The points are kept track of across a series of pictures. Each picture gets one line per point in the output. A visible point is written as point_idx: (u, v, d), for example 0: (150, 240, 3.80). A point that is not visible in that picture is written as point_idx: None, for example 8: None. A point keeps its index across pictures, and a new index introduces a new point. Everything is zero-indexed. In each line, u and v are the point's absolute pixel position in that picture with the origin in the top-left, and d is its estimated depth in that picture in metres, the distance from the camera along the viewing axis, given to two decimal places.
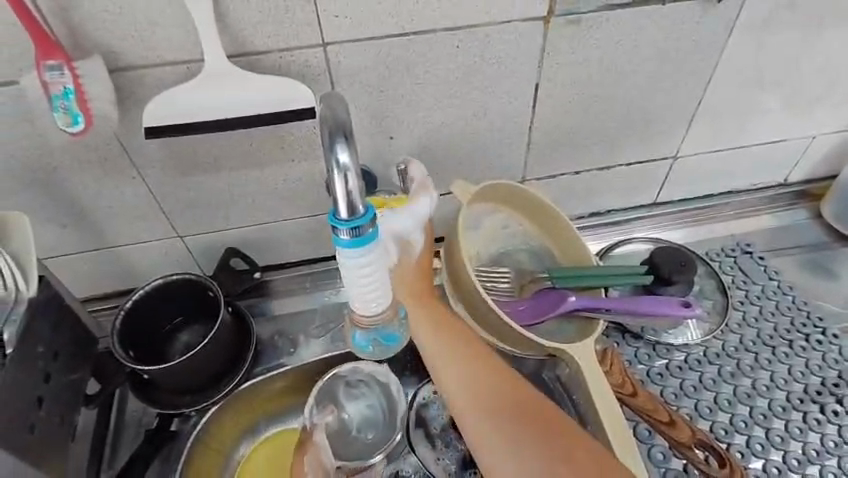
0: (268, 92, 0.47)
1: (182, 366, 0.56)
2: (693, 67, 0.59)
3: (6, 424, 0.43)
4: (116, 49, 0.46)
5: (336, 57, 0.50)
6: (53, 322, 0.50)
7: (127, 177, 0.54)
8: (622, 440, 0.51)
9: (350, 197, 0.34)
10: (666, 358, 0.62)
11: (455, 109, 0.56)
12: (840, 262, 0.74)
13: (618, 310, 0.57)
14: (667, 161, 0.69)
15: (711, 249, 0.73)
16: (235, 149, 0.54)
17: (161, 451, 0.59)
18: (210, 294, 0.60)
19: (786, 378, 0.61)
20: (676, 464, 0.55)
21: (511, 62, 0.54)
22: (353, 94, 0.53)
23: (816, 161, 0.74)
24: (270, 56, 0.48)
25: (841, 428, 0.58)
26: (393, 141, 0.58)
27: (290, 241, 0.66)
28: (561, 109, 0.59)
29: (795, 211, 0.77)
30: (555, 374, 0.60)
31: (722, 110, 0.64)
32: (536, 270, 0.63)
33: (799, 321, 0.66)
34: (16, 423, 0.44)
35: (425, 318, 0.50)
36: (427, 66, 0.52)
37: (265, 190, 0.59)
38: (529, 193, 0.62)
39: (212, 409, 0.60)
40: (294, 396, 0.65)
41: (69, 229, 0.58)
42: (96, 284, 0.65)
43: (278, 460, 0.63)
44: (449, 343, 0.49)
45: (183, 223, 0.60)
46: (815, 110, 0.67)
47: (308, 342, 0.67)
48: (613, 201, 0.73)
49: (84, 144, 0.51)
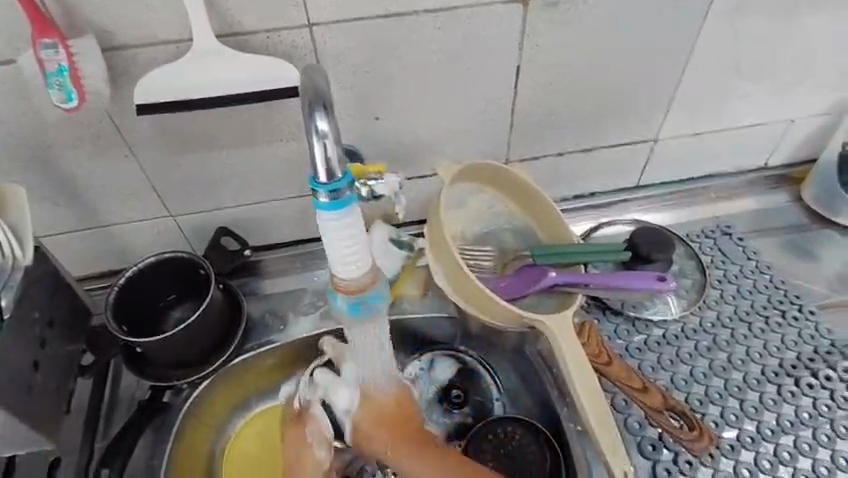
0: (256, 70, 0.49)
1: (173, 340, 0.57)
2: (671, 51, 0.61)
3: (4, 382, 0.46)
4: (109, 29, 0.48)
5: (322, 37, 0.51)
6: (50, 291, 0.53)
7: (120, 155, 0.56)
8: (598, 411, 0.53)
9: (327, 161, 0.36)
10: (644, 333, 0.65)
11: (439, 90, 0.58)
12: (820, 243, 0.76)
13: (596, 285, 0.59)
14: (648, 145, 0.71)
15: (692, 231, 0.75)
16: (225, 128, 0.56)
17: (152, 421, 0.60)
18: (202, 273, 0.62)
19: (762, 353, 0.63)
20: (652, 432, 0.57)
21: (492, 44, 0.56)
22: (339, 74, 0.55)
23: (796, 145, 0.76)
24: (258, 36, 0.50)
25: (815, 400, 0.60)
26: (379, 121, 0.59)
27: (280, 221, 0.68)
28: (543, 91, 0.61)
29: (776, 194, 0.79)
30: (537, 349, 0.64)
31: (701, 93, 0.66)
32: (519, 249, 0.65)
33: (776, 298, 0.68)
34: (12, 383, 0.46)
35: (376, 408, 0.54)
36: (410, 47, 0.54)
37: (255, 170, 0.61)
38: (512, 174, 0.63)
39: (204, 383, 0.62)
40: (286, 372, 0.68)
41: (64, 207, 0.60)
42: (91, 263, 0.66)
43: (270, 433, 0.66)
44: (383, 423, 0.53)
45: (175, 202, 0.62)
46: (793, 94, 0.69)
47: (297, 319, 0.68)
48: (597, 183, 0.75)
49: (79, 122, 0.53)
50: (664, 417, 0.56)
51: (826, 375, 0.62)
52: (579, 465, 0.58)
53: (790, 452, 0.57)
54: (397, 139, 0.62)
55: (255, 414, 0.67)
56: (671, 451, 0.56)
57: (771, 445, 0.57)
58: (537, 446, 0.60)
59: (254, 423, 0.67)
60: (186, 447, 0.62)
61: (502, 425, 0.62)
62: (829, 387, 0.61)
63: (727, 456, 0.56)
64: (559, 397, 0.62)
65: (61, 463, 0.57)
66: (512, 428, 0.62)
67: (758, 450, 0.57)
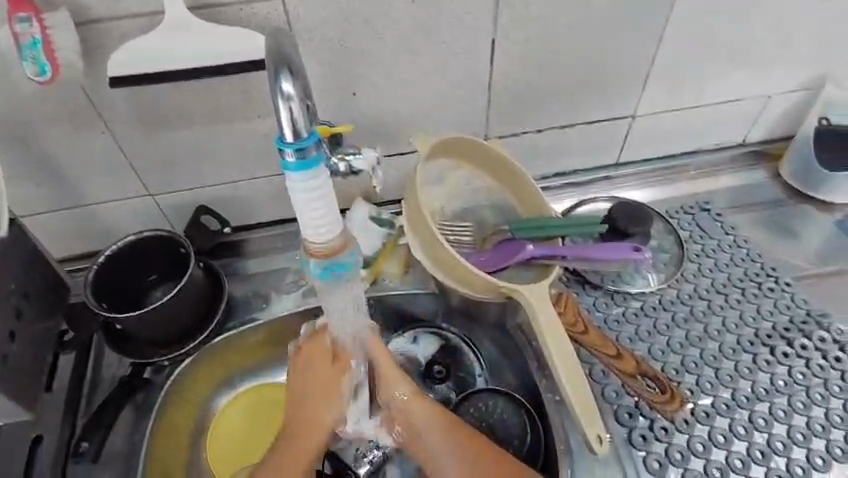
0: (229, 42, 0.48)
1: (152, 317, 0.57)
2: (645, 25, 0.61)
3: None
4: (81, 2, 0.48)
5: (295, 10, 0.52)
6: (26, 266, 0.56)
7: (96, 131, 0.56)
8: (574, 380, 0.53)
9: (293, 120, 0.36)
10: (622, 305, 0.66)
11: (415, 65, 0.58)
12: (800, 218, 0.76)
13: (572, 257, 0.60)
14: (627, 121, 0.71)
15: (671, 207, 0.76)
16: (201, 104, 0.56)
17: (133, 397, 0.60)
18: (183, 251, 0.61)
19: (737, 323, 0.64)
20: (629, 400, 0.58)
21: (467, 17, 0.56)
22: (314, 48, 0.55)
23: (773, 121, 0.77)
24: (232, 9, 0.50)
25: (790, 368, 0.61)
26: (356, 97, 0.60)
27: (261, 199, 0.68)
28: (519, 65, 0.62)
29: (754, 171, 0.80)
30: (517, 323, 0.65)
31: (678, 68, 0.66)
32: (499, 224, 0.65)
33: (752, 271, 0.69)
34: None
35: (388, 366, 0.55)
36: (385, 21, 0.54)
37: (234, 147, 0.61)
38: (491, 150, 0.63)
39: (186, 361, 0.62)
40: (267, 353, 0.68)
41: (43, 186, 0.60)
42: (73, 243, 0.67)
43: (251, 416, 0.66)
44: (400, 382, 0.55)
45: (155, 180, 0.62)
46: (769, 69, 0.69)
47: (279, 298, 0.69)
48: (577, 160, 0.75)
49: (55, 97, 0.53)
50: (638, 381, 0.58)
51: (802, 344, 0.63)
52: (557, 437, 0.58)
53: (766, 418, 0.58)
54: (375, 115, 0.62)
55: (236, 395, 0.68)
56: (647, 418, 0.58)
57: (747, 412, 0.58)
58: (518, 419, 0.60)
59: (238, 403, 0.67)
60: (168, 425, 0.62)
61: (482, 399, 0.61)
62: (804, 355, 0.62)
63: (703, 422, 0.57)
64: (537, 368, 0.62)
65: (44, 440, 0.58)
66: (493, 402, 0.61)
67: (733, 417, 0.58)
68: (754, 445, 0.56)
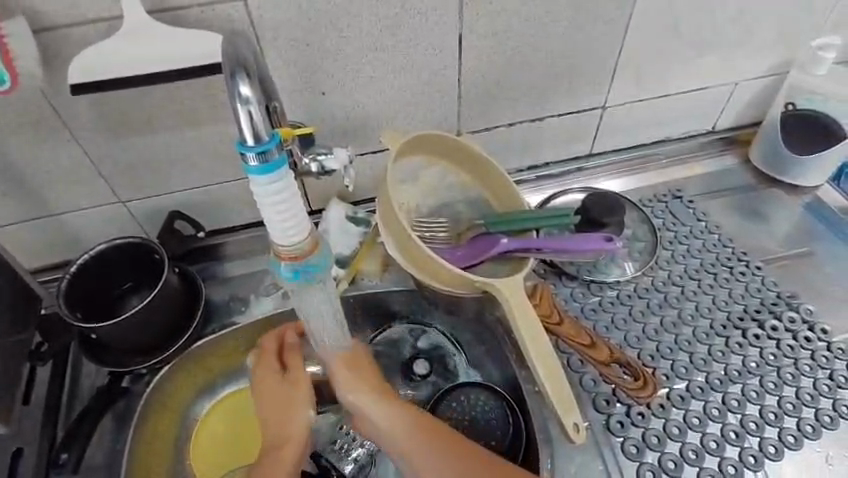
0: (190, 46, 0.48)
1: (128, 325, 0.56)
2: (609, 17, 0.61)
3: None
4: (37, 8, 0.47)
5: (257, 11, 0.51)
6: None
7: (62, 139, 0.55)
8: (550, 371, 0.53)
9: (253, 124, 0.36)
10: (598, 295, 0.67)
11: (383, 62, 0.58)
12: (769, 202, 0.78)
13: (548, 249, 0.60)
14: (597, 112, 0.72)
15: (644, 196, 0.77)
16: (168, 109, 0.56)
17: (112, 406, 0.60)
18: (156, 257, 0.60)
19: (710, 307, 0.66)
20: (605, 388, 0.60)
21: (432, 14, 0.56)
22: (280, 49, 0.55)
23: (741, 108, 0.78)
24: (192, 11, 0.50)
25: (762, 350, 0.63)
26: (325, 97, 0.60)
27: (235, 202, 0.68)
28: (487, 60, 0.62)
29: (724, 158, 0.82)
30: (496, 316, 0.65)
31: (645, 59, 0.67)
32: (474, 219, 0.65)
33: (724, 256, 0.70)
34: None
35: (350, 374, 0.53)
36: (350, 19, 0.54)
37: (203, 151, 0.60)
38: (463, 145, 0.64)
39: (166, 368, 0.61)
40: (237, 360, 0.68)
41: (9, 196, 0.59)
42: (45, 252, 0.66)
43: (227, 428, 0.65)
44: (365, 384, 0.53)
45: (124, 186, 0.61)
46: (735, 57, 0.70)
47: (258, 300, 0.69)
48: (550, 153, 0.76)
49: (16, 106, 0.52)
50: (612, 369, 0.60)
51: (772, 326, 0.64)
52: (537, 425, 0.59)
53: (739, 400, 0.59)
54: (346, 115, 0.62)
55: (208, 410, 0.66)
56: (624, 405, 0.59)
57: (720, 394, 0.59)
58: (500, 411, 0.60)
59: (215, 412, 0.66)
60: (152, 434, 0.61)
61: (464, 393, 0.61)
62: (775, 337, 0.63)
63: (678, 406, 0.59)
64: (516, 360, 0.64)
65: (24, 453, 0.57)
66: (476, 395, 0.61)
67: (707, 400, 0.59)
68: (728, 426, 0.57)
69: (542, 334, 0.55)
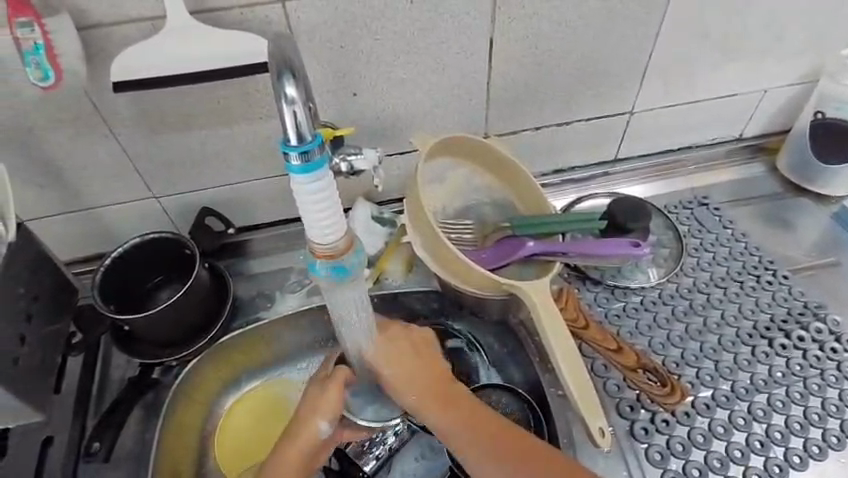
0: (230, 45, 0.49)
1: (159, 317, 0.57)
2: (638, 19, 0.61)
3: None
4: (81, 6, 0.48)
5: (295, 13, 0.52)
6: (34, 267, 0.56)
7: (101, 135, 0.57)
8: (576, 376, 0.54)
9: (297, 123, 0.37)
10: (623, 300, 0.67)
11: (414, 65, 0.59)
12: (796, 210, 0.77)
13: (574, 253, 0.61)
14: (624, 117, 0.72)
15: (669, 202, 0.77)
16: (203, 107, 0.57)
17: (144, 396, 0.61)
18: (187, 252, 0.62)
19: (736, 316, 0.65)
20: (630, 394, 0.60)
21: (464, 17, 0.56)
22: (314, 49, 0.55)
23: (770, 115, 0.77)
24: (231, 12, 0.51)
25: (788, 360, 0.62)
26: (356, 98, 0.61)
27: (264, 200, 0.69)
28: (517, 64, 0.62)
29: (752, 165, 0.81)
30: (519, 318, 0.66)
31: (673, 65, 0.67)
32: (499, 221, 0.65)
33: (751, 264, 0.70)
34: (5, 348, 0.50)
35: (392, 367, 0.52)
36: (384, 21, 0.55)
37: (235, 149, 0.61)
38: (490, 147, 0.64)
39: (194, 361, 0.62)
40: (257, 357, 0.68)
41: (49, 190, 0.60)
42: (79, 244, 0.67)
43: (248, 429, 0.65)
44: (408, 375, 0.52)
45: (158, 182, 0.63)
46: (764, 64, 0.70)
47: (284, 297, 0.70)
48: (575, 158, 0.76)
49: (57, 102, 0.53)
50: (639, 375, 0.60)
51: (799, 336, 0.64)
52: (560, 428, 0.59)
53: (764, 409, 0.59)
54: (375, 115, 0.63)
55: (228, 409, 0.67)
56: (648, 411, 0.59)
57: (746, 404, 0.59)
58: (523, 413, 0.60)
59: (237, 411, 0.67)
60: (180, 426, 0.62)
61: (485, 393, 0.61)
62: (802, 347, 0.63)
63: (703, 414, 0.58)
64: (539, 363, 0.64)
65: (54, 442, 0.58)
66: (498, 396, 0.61)
67: (732, 408, 0.59)
68: (753, 436, 0.57)
69: (567, 334, 0.55)
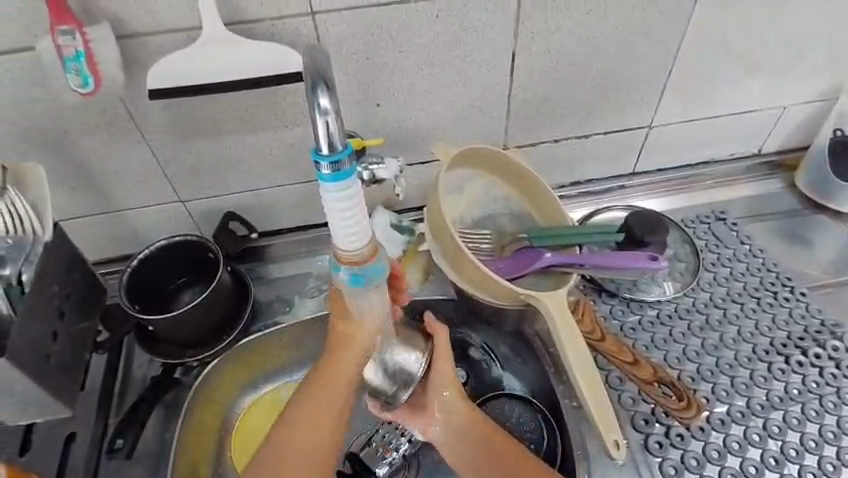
0: (262, 56, 0.50)
1: (184, 318, 0.58)
2: (659, 36, 0.62)
3: (30, 345, 0.51)
4: (120, 16, 0.50)
5: (324, 25, 0.54)
6: (67, 266, 0.57)
7: (132, 140, 0.59)
8: (589, 382, 0.54)
9: (329, 133, 0.38)
10: (639, 313, 0.67)
11: (437, 77, 0.60)
12: (814, 227, 0.77)
13: (591, 265, 0.61)
14: (643, 131, 0.72)
15: (686, 217, 0.77)
16: (232, 114, 0.59)
17: (163, 396, 0.62)
18: (210, 256, 0.63)
19: (753, 332, 0.65)
20: (645, 407, 0.60)
21: (489, 31, 0.58)
22: (341, 60, 0.57)
23: (789, 132, 0.78)
24: (264, 24, 0.53)
25: (804, 377, 0.62)
26: (380, 108, 0.62)
27: (286, 206, 0.70)
28: (538, 77, 0.63)
29: (770, 181, 0.81)
30: (534, 329, 0.66)
31: (693, 81, 0.68)
32: (517, 232, 0.66)
33: (768, 281, 0.70)
34: (37, 345, 0.52)
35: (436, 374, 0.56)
36: (410, 34, 0.56)
37: (261, 156, 0.63)
38: (510, 158, 0.65)
39: (214, 362, 0.63)
40: (275, 360, 0.69)
41: (81, 193, 0.62)
42: (107, 245, 0.69)
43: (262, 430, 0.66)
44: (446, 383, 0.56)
45: (184, 186, 0.64)
46: (785, 82, 0.70)
47: (302, 301, 0.71)
48: (593, 171, 0.77)
49: (93, 107, 0.55)
50: (654, 388, 0.60)
51: (816, 354, 0.63)
52: (575, 440, 0.59)
53: (780, 426, 0.59)
54: (397, 125, 0.64)
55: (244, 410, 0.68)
56: (663, 425, 0.59)
57: (761, 420, 0.59)
58: (536, 424, 0.61)
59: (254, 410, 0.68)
60: (198, 427, 0.64)
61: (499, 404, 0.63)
62: (818, 364, 0.63)
63: (718, 430, 0.58)
64: (554, 374, 0.64)
65: (76, 438, 0.60)
66: (511, 408, 0.62)
67: (747, 425, 0.59)
68: (768, 452, 0.57)
69: (581, 341, 0.56)
